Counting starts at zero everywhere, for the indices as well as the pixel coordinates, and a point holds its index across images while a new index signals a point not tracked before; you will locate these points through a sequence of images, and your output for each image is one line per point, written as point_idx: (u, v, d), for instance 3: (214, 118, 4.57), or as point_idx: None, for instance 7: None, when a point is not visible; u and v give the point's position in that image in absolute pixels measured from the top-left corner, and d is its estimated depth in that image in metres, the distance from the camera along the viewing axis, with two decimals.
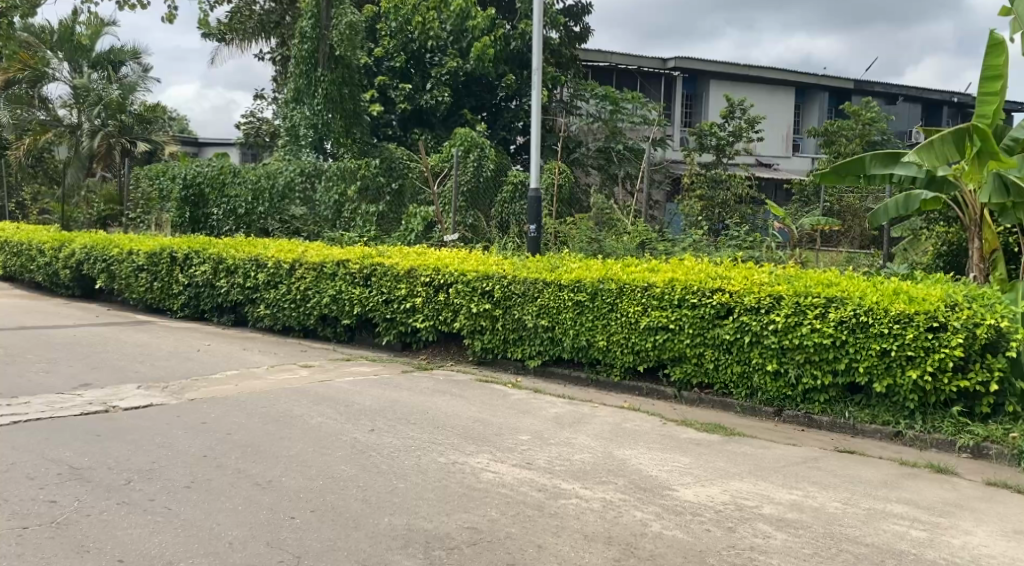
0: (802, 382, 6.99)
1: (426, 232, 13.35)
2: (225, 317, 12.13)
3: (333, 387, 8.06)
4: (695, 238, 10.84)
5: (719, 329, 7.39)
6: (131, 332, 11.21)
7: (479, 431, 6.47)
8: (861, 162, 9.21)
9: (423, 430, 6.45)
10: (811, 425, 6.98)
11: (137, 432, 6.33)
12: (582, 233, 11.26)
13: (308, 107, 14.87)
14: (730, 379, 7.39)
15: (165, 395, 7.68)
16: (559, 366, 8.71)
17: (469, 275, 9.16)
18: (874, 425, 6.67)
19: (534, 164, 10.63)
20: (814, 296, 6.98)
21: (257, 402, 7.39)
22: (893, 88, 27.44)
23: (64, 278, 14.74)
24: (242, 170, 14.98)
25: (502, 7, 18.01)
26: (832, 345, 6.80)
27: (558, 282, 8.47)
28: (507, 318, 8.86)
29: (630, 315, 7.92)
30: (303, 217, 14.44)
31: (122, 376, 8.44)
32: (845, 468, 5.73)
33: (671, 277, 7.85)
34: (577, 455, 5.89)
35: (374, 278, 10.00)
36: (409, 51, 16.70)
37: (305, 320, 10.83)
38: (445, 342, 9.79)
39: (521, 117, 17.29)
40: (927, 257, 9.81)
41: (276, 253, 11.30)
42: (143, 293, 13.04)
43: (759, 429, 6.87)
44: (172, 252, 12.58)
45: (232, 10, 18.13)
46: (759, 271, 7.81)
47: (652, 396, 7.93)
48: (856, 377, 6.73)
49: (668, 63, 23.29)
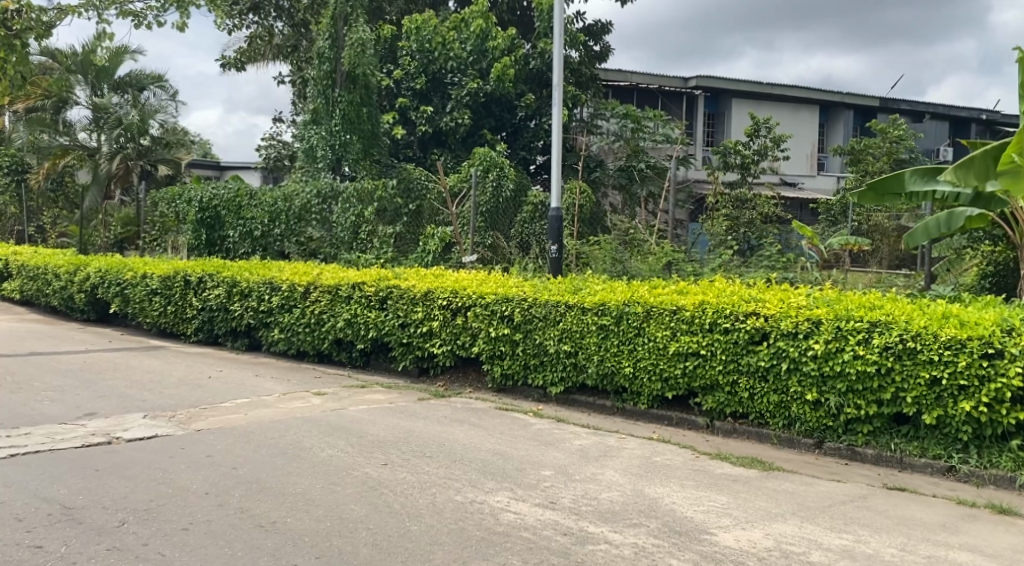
0: (844, 412, 6.54)
1: (444, 253, 13.03)
2: (239, 341, 11.83)
3: (346, 416, 7.71)
4: (724, 259, 10.45)
5: (753, 356, 6.97)
6: (143, 358, 10.93)
7: (499, 465, 6.08)
8: (901, 178, 8.80)
9: (440, 465, 6.05)
10: (855, 459, 6.52)
11: (137, 467, 6.01)
12: (604, 252, 10.83)
13: (326, 127, 14.57)
14: (767, 408, 6.95)
15: (171, 426, 7.36)
16: (583, 394, 8.31)
17: (487, 298, 8.80)
18: (924, 460, 6.18)
19: (555, 183, 10.28)
20: (855, 321, 6.53)
21: (266, 433, 7.05)
22: (919, 106, 26.93)
23: (79, 302, 14.56)
24: (258, 193, 14.72)
25: (521, 26, 18.22)
26: (877, 374, 6.34)
27: (581, 305, 8.09)
28: (528, 342, 8.46)
29: (657, 341, 7.50)
30: (320, 239, 14.21)
31: (128, 405, 8.14)
32: (897, 509, 5.25)
33: (701, 299, 7.42)
34: (605, 493, 5.47)
35: (390, 301, 9.68)
36: (429, 73, 16.48)
37: (320, 345, 10.51)
38: (464, 368, 9.42)
39: (542, 137, 17.02)
40: (972, 278, 9.28)
41: (290, 276, 11.04)
42: (157, 317, 12.82)
43: (799, 463, 6.41)
44: (186, 275, 12.36)
45: (250, 37, 18.39)
46: (795, 293, 7.37)
47: (682, 426, 7.50)
48: (904, 408, 6.26)
49: (690, 81, 23.01)
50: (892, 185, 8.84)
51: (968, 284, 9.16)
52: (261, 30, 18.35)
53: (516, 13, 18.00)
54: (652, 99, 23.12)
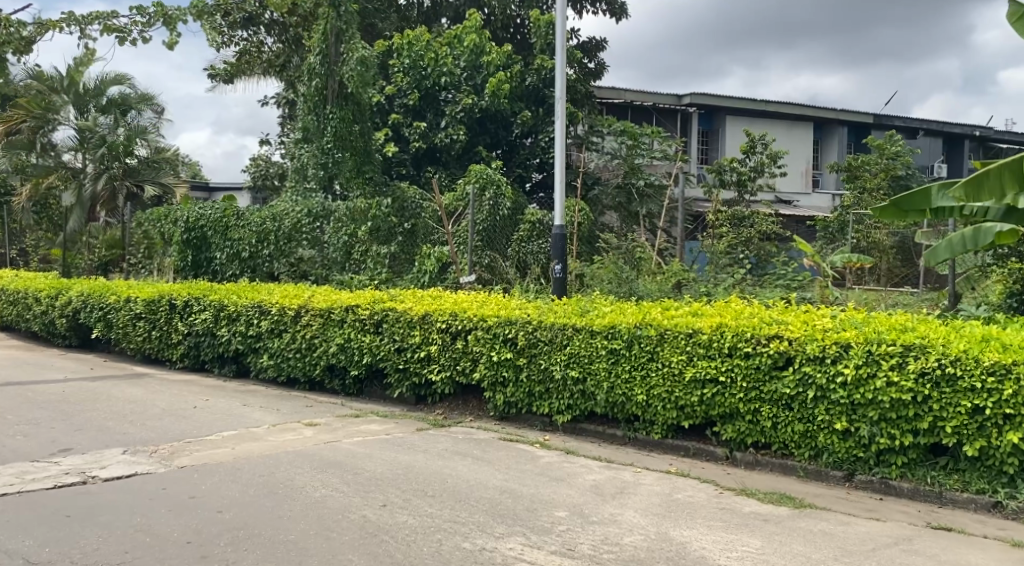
0: (877, 443, 6.10)
1: (441, 273, 12.56)
2: (227, 368, 11.30)
3: (340, 450, 7.20)
4: (735, 280, 10.07)
5: (777, 382, 6.52)
6: (125, 387, 10.37)
7: (508, 506, 5.59)
8: (926, 194, 8.41)
9: (444, 506, 5.56)
10: (889, 493, 6.06)
11: (113, 512, 5.50)
12: (609, 271, 10.38)
13: (317, 145, 14.12)
14: (792, 438, 6.50)
15: (152, 462, 6.85)
16: (591, 422, 7.84)
17: (489, 321, 8.33)
18: (967, 495, 5.74)
19: (559, 199, 9.80)
20: (888, 344, 6.11)
21: (254, 470, 6.54)
22: (911, 122, 26.80)
23: (60, 327, 14.01)
24: (246, 212, 14.25)
25: (515, 44, 17.99)
26: (912, 402, 5.91)
27: (589, 328, 7.62)
28: (533, 368, 7.98)
29: (672, 366, 7.04)
30: (311, 259, 13.71)
31: (106, 439, 7.60)
32: (949, 553, 4.80)
33: (719, 322, 6.99)
34: (627, 537, 5.01)
35: (386, 324, 9.19)
36: (422, 88, 16.05)
37: (311, 371, 10.00)
38: (464, 395, 8.93)
39: (538, 154, 16.66)
40: (996, 296, 8.93)
41: (281, 298, 10.53)
42: (141, 342, 12.29)
43: (830, 499, 5.95)
44: (171, 298, 11.85)
45: (239, 53, 18.04)
46: (819, 315, 6.94)
47: (700, 458, 7.04)
48: (943, 438, 5.83)
49: (683, 99, 22.83)
50: (917, 201, 8.45)
51: (994, 303, 8.82)
52: (250, 46, 18.02)
53: (511, 30, 17.75)
54: (647, 116, 22.81)
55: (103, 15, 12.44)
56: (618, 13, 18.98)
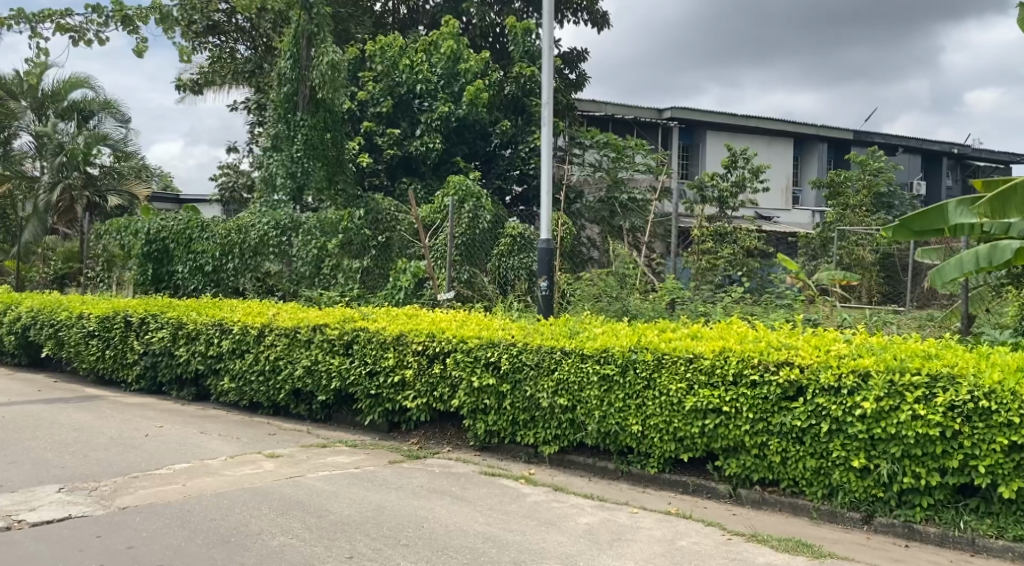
0: (899, 482, 5.52)
1: (417, 288, 11.88)
2: (186, 391, 10.50)
3: (304, 487, 6.47)
4: (731, 300, 9.50)
5: (786, 414, 5.92)
6: (72, 412, 9.53)
7: (491, 557, 4.92)
8: (942, 212, 7.97)
9: (419, 558, 4.88)
10: (913, 538, 5.47)
11: None
12: (596, 289, 9.73)
13: (286, 154, 13.28)
14: (803, 475, 5.90)
15: (89, 503, 6.05)
16: (581, 454, 7.19)
17: (469, 342, 7.66)
18: (1001, 542, 5.18)
19: (545, 209, 9.10)
20: (911, 373, 5.54)
21: (205, 512, 5.79)
22: (892, 139, 26.54)
23: (9, 345, 13.09)
24: (210, 224, 13.48)
25: (495, 53, 17.28)
26: (940, 438, 5.34)
27: (579, 351, 6.98)
28: (517, 395, 7.31)
29: (671, 395, 6.42)
30: (279, 274, 12.95)
31: (40, 475, 6.81)
32: None
33: (721, 346, 6.40)
34: None
35: (357, 345, 8.48)
36: (396, 96, 15.40)
37: (275, 396, 9.26)
38: (441, 423, 8.23)
39: (518, 165, 16.04)
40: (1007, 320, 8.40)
41: (243, 316, 9.79)
42: (94, 362, 11.46)
43: (850, 546, 5.34)
44: (127, 315, 11.05)
45: (210, 58, 17.34)
46: (832, 340, 6.36)
47: (700, 495, 6.42)
48: (975, 478, 5.26)
49: (665, 113, 22.42)
50: (932, 219, 8.02)
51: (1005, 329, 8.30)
52: (222, 53, 17.35)
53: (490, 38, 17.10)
54: (628, 129, 22.32)
55: (55, 14, 11.67)
56: (600, 24, 18.51)
